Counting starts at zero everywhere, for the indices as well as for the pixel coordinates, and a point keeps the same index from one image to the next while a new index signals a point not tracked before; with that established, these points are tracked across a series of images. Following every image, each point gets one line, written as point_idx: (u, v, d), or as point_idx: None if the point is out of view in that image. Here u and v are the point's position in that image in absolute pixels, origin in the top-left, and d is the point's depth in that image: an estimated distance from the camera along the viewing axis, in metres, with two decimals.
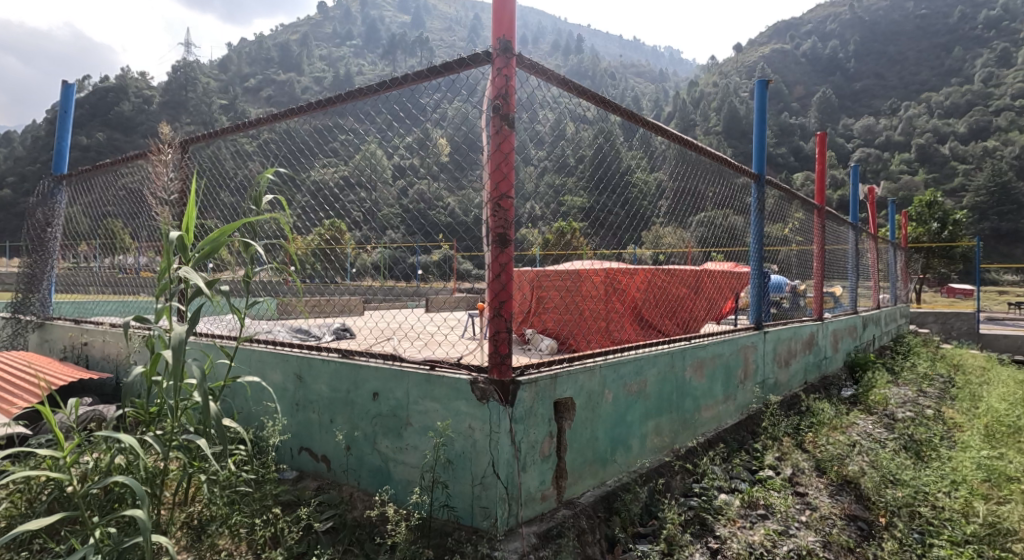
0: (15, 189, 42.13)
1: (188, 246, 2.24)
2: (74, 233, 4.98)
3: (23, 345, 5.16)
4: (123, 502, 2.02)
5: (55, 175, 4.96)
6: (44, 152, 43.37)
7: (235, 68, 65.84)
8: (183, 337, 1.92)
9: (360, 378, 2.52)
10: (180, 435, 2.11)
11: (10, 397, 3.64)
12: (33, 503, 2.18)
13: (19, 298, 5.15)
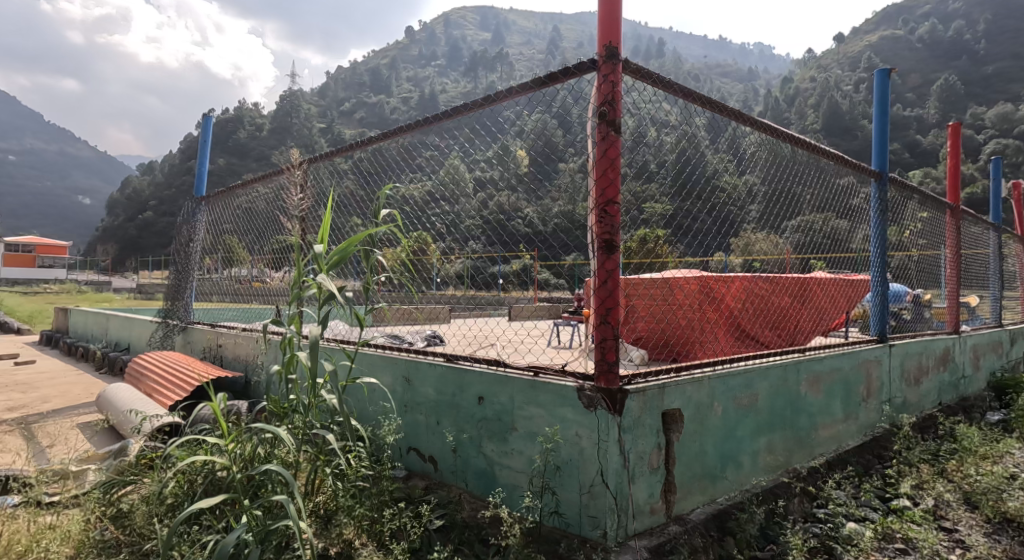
0: (156, 212, 48.22)
1: (316, 257, 2.45)
2: (210, 248, 5.55)
3: (171, 346, 5.86)
4: (266, 488, 2.31)
5: (196, 197, 5.59)
6: (178, 177, 49.15)
7: (334, 95, 71.04)
8: (315, 341, 2.14)
9: (466, 383, 2.60)
10: (311, 431, 2.37)
11: (166, 391, 4.15)
12: (194, 486, 2.54)
13: (168, 305, 5.87)
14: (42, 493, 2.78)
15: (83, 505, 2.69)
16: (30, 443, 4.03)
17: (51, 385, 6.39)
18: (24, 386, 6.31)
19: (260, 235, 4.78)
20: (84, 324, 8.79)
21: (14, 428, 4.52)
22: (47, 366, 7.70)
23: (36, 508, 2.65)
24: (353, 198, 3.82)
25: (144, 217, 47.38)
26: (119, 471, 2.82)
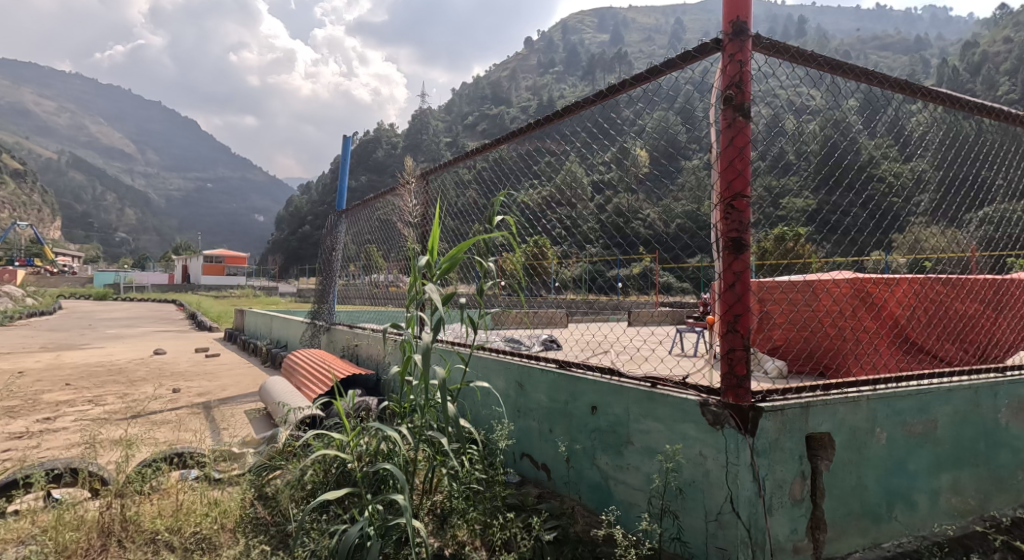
0: (312, 226, 54.00)
1: (427, 264, 2.47)
2: (350, 256, 6.00)
3: (318, 344, 6.49)
4: (386, 484, 2.39)
5: (339, 210, 6.16)
6: (329, 195, 54.72)
7: (460, 111, 74.83)
8: (427, 346, 2.15)
9: (578, 391, 2.48)
10: (426, 431, 2.41)
11: (312, 386, 4.50)
12: (327, 474, 2.72)
13: (317, 307, 6.52)
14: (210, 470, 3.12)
15: (241, 485, 2.99)
16: (206, 425, 4.54)
17: (226, 375, 7.25)
18: (207, 375, 7.22)
19: (392, 245, 5.05)
20: (255, 322, 9.95)
21: (197, 410, 5.14)
22: (225, 359, 8.77)
23: (205, 482, 2.98)
24: (468, 206, 3.86)
25: (302, 232, 53.32)
26: (267, 457, 3.08)
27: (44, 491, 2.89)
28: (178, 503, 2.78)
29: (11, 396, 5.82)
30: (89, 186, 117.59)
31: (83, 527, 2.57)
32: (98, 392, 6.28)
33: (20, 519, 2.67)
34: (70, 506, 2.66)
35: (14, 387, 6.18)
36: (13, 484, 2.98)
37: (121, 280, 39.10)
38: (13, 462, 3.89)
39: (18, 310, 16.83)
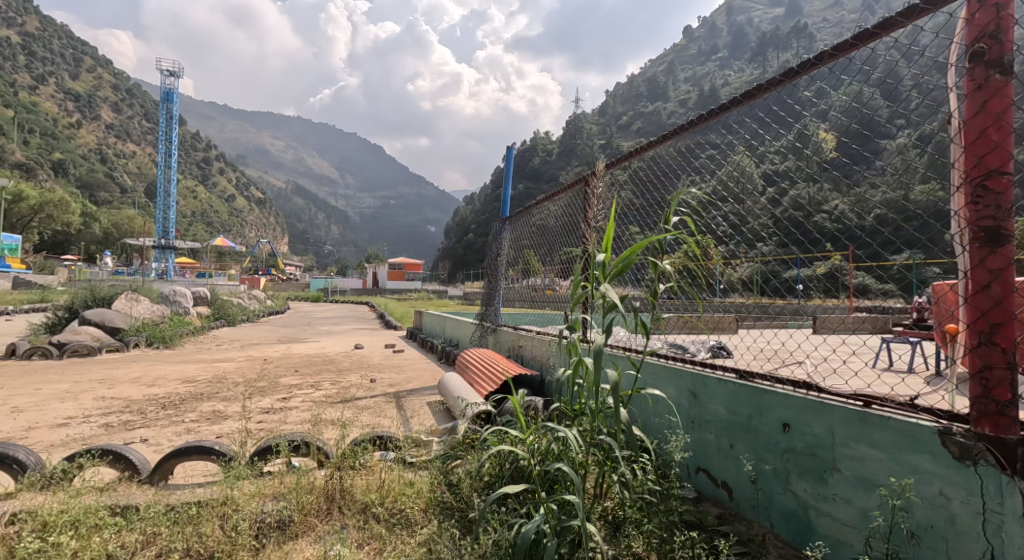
0: (477, 233, 58.04)
1: (601, 265, 2.41)
2: (513, 261, 6.27)
3: (485, 344, 6.75)
4: (559, 485, 2.39)
5: (503, 218, 6.42)
6: (492, 202, 58.43)
7: (614, 111, 74.94)
8: (602, 347, 2.10)
9: (764, 406, 2.26)
10: (598, 435, 2.36)
11: (483, 382, 4.72)
12: (502, 469, 2.82)
13: (483, 310, 6.79)
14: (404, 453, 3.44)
15: (428, 470, 3.22)
16: (397, 413, 5.01)
17: (411, 369, 7.97)
18: (396, 368, 8.02)
19: (550, 248, 5.11)
20: (431, 322, 10.85)
21: (391, 399, 5.70)
22: (408, 354, 9.66)
23: (404, 464, 3.29)
24: (632, 206, 3.74)
25: (469, 239, 57.51)
26: (451, 446, 3.31)
27: (287, 457, 3.45)
28: (380, 480, 3.11)
29: (261, 379, 7.08)
30: (305, 208, 140.23)
31: (315, 492, 2.99)
32: (319, 378, 7.35)
33: (273, 478, 3.22)
34: (304, 473, 3.13)
35: (262, 372, 7.51)
36: (267, 449, 3.60)
37: (327, 285, 45.50)
38: (267, 431, 4.73)
39: (258, 310, 20.57)
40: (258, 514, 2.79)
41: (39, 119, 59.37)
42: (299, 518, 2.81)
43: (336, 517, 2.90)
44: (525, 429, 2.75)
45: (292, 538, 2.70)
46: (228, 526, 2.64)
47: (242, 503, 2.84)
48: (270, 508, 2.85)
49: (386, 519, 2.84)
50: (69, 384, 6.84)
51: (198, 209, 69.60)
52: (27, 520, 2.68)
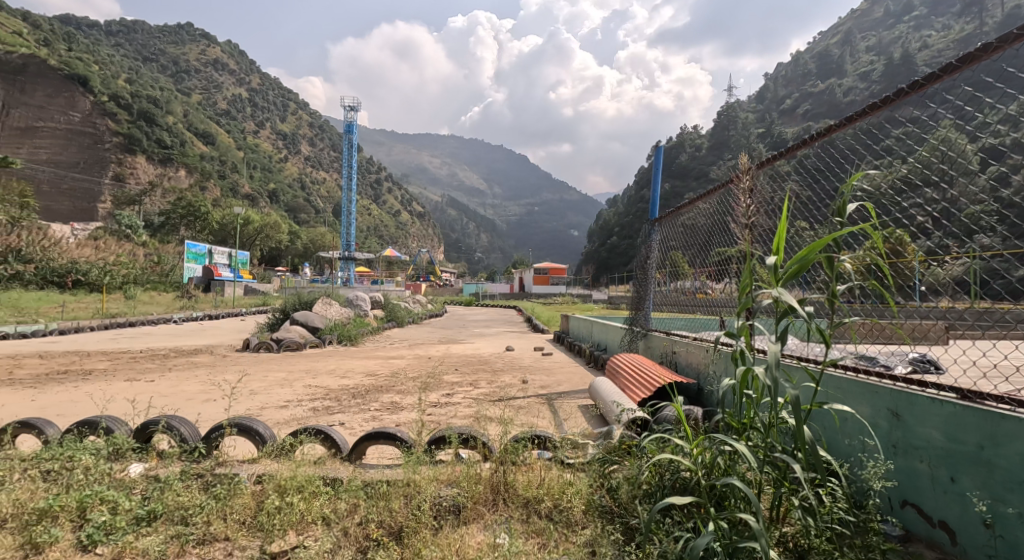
0: (622, 234, 57.70)
1: (773, 268, 2.30)
2: (660, 263, 6.12)
3: (636, 349, 6.59)
4: (730, 501, 2.36)
5: (653, 218, 6.26)
6: (639, 202, 57.58)
7: (773, 94, 69.41)
8: (776, 357, 2.03)
9: (999, 435, 2.12)
10: (772, 453, 2.29)
11: (638, 387, 4.69)
12: (663, 479, 2.79)
13: (633, 314, 6.63)
14: (562, 454, 3.54)
15: (585, 472, 3.29)
16: (551, 412, 5.14)
17: (560, 371, 8.13)
18: (547, 370, 8.24)
19: (701, 249, 4.95)
20: (579, 325, 10.91)
21: (545, 400, 5.82)
22: (558, 357, 9.84)
23: (563, 466, 3.38)
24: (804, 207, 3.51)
25: (613, 241, 57.47)
26: (608, 450, 3.35)
27: (457, 448, 3.75)
28: (541, 478, 3.24)
29: (429, 376, 7.80)
30: (460, 218, 150.42)
31: (482, 483, 3.22)
32: (477, 377, 7.86)
33: (446, 467, 3.51)
34: (472, 464, 3.38)
35: (430, 370, 8.25)
36: (440, 439, 3.93)
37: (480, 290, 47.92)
38: (437, 423, 5.22)
39: (423, 312, 22.45)
40: (435, 497, 3.08)
41: (256, 156, 71.33)
42: (469, 505, 3.03)
43: (502, 508, 3.08)
44: (690, 441, 2.70)
45: (464, 522, 2.95)
46: (412, 505, 2.98)
47: (422, 486, 3.17)
48: (446, 493, 3.12)
49: (547, 515, 2.99)
50: (284, 373, 8.20)
51: (372, 224, 77.83)
52: (266, 480, 3.32)
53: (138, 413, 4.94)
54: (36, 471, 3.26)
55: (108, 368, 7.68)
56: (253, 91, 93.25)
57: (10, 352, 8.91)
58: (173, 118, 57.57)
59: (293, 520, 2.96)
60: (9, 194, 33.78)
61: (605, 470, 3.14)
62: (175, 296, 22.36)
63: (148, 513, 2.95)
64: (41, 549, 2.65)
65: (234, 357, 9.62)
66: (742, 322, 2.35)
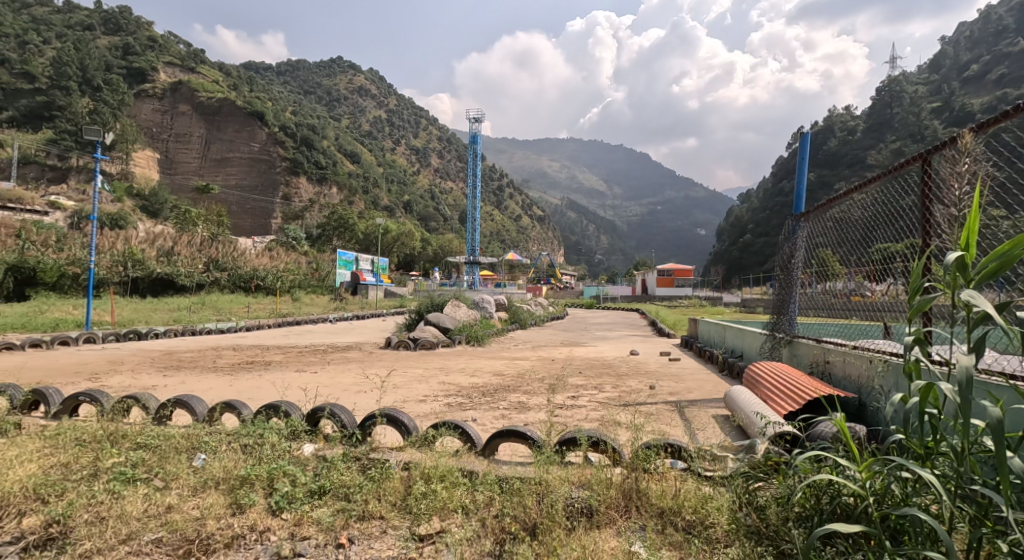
0: (758, 232, 54.08)
1: (958, 268, 2.06)
2: (807, 263, 5.65)
3: (778, 358, 6.08)
4: (908, 534, 2.15)
5: (797, 214, 5.78)
6: (778, 196, 53.48)
7: (947, 65, 60.79)
8: (968, 372, 1.84)
9: None
10: (962, 484, 2.06)
11: (784, 400, 4.39)
12: (819, 502, 2.60)
13: (775, 320, 6.13)
14: (699, 466, 3.40)
15: (725, 486, 3.16)
16: (682, 421, 4.98)
17: (690, 378, 7.81)
18: (674, 377, 7.95)
19: (862, 245, 4.51)
20: (710, 330, 10.30)
21: (676, 408, 5.65)
22: (686, 363, 9.43)
23: (702, 481, 3.24)
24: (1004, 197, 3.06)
25: (746, 240, 54.01)
26: (752, 465, 3.18)
27: (587, 451, 3.77)
28: (677, 488, 3.15)
29: (556, 378, 7.94)
30: (582, 222, 150.21)
31: (613, 488, 3.21)
32: (602, 380, 7.84)
33: (577, 469, 3.56)
34: (604, 468, 3.39)
35: (557, 372, 8.38)
36: (569, 440, 3.96)
37: (600, 292, 47.23)
38: (565, 424, 5.30)
39: (544, 315, 22.60)
40: (568, 498, 3.14)
41: (394, 171, 76.88)
42: (601, 509, 3.04)
43: (635, 515, 3.05)
44: (853, 461, 2.49)
45: (597, 525, 2.97)
46: (544, 503, 3.06)
47: (554, 485, 3.26)
48: (577, 495, 3.18)
49: (685, 529, 2.91)
50: (421, 370, 8.80)
51: (494, 229, 80.73)
52: (413, 467, 3.61)
53: (309, 401, 5.64)
54: (238, 443, 3.88)
55: (281, 361, 8.79)
56: (390, 112, 100.48)
57: (211, 345, 10.56)
58: (326, 141, 64.09)
59: (437, 506, 3.21)
60: (208, 216, 40.61)
61: (749, 488, 2.98)
62: (329, 299, 24.93)
63: (320, 487, 3.38)
64: (243, 508, 3.15)
65: (380, 354, 10.53)
66: (925, 333, 2.12)
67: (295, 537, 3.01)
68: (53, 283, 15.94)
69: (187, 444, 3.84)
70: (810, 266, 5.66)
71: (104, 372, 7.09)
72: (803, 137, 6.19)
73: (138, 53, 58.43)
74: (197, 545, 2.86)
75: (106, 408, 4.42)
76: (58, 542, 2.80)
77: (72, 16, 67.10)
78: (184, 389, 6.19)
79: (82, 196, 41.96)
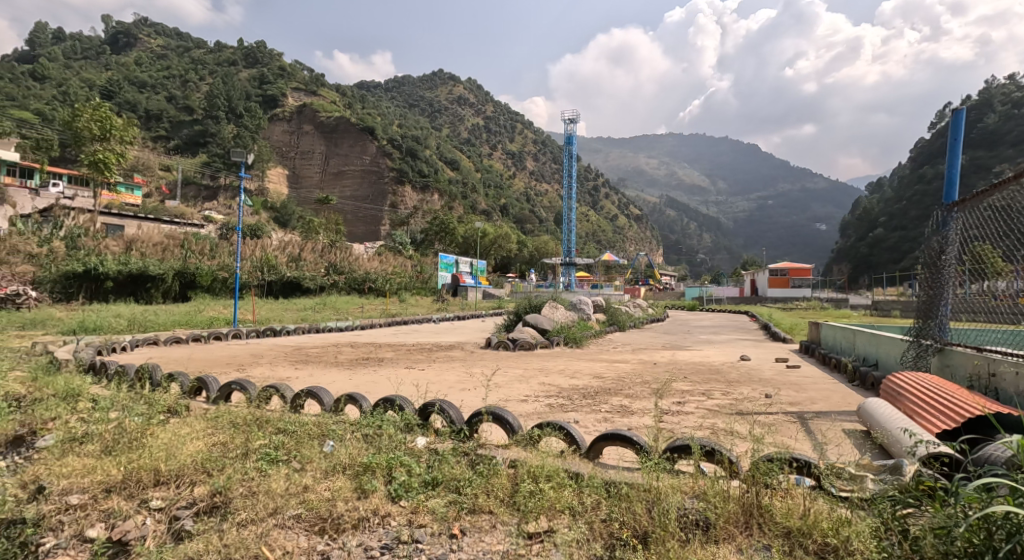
0: (891, 226, 49.19)
1: None
2: (961, 259, 4.98)
3: (926, 367, 5.42)
4: None
5: (948, 203, 5.11)
6: (918, 184, 48.31)
7: None
8: None
9: None
10: None
11: (936, 417, 3.92)
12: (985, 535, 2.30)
13: (919, 325, 5.46)
14: (832, 485, 3.14)
15: (862, 509, 2.89)
16: (807, 435, 4.63)
17: (813, 388, 7.23)
18: (794, 386, 7.37)
19: None
20: (839, 337, 9.33)
21: (799, 420, 5.25)
22: (807, 371, 8.71)
23: (837, 501, 2.98)
24: None
25: (877, 235, 49.29)
26: (898, 489, 2.88)
27: (700, 461, 3.61)
28: (806, 507, 2.93)
29: (661, 383, 7.71)
30: (685, 221, 144.67)
31: (731, 502, 3.04)
32: (709, 386, 7.50)
33: (688, 479, 3.41)
34: (719, 480, 3.23)
35: (662, 377, 8.12)
36: (681, 449, 3.82)
37: (704, 293, 45.20)
38: (672, 431, 5.14)
39: (643, 317, 21.98)
40: (681, 508, 3.04)
41: (492, 175, 78.75)
42: (719, 523, 2.89)
43: (756, 533, 2.87)
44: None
45: (714, 540, 2.83)
46: (656, 512, 2.98)
47: (666, 494, 3.15)
48: (691, 506, 3.06)
49: (817, 553, 2.68)
50: (521, 370, 8.92)
51: (591, 230, 79.93)
52: (519, 465, 3.66)
53: (420, 396, 5.93)
54: (361, 433, 4.17)
55: (392, 358, 9.32)
56: (488, 118, 102.95)
57: (332, 342, 11.44)
58: (429, 150, 67.03)
59: (545, 506, 3.22)
60: (329, 224, 44.05)
61: (898, 515, 2.70)
62: (433, 300, 26.05)
63: (433, 479, 3.54)
64: (367, 493, 3.38)
65: (481, 353, 10.83)
66: None
67: (412, 523, 3.17)
68: (208, 287, 18.09)
69: (318, 432, 4.19)
70: (966, 263, 4.97)
71: (249, 364, 7.95)
72: (955, 115, 5.47)
73: (271, 82, 64.88)
74: (329, 524, 3.11)
75: (253, 396, 4.95)
76: (221, 510, 3.19)
77: (219, 54, 75.98)
78: (312, 381, 6.76)
79: (227, 209, 47.25)
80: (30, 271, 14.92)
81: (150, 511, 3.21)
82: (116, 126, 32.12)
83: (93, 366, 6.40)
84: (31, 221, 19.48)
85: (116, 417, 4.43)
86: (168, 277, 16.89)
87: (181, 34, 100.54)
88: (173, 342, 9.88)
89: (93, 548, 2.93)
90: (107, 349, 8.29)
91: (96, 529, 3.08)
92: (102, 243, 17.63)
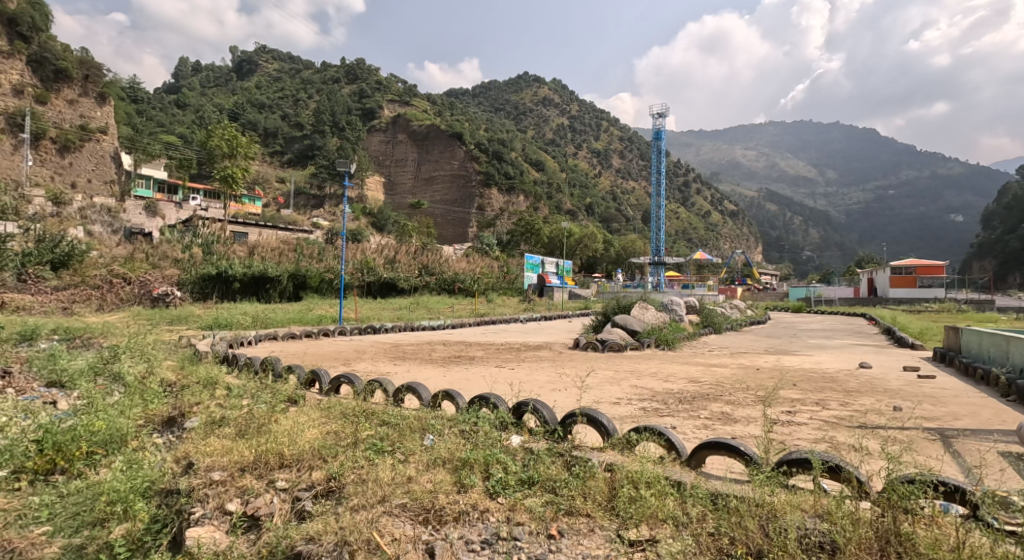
0: None
1: None
2: None
3: None
4: None
5: None
6: None
7: None
8: None
9: None
10: None
11: None
12: None
13: None
14: (993, 516, 2.75)
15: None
16: (954, 457, 4.10)
17: (955, 401, 6.45)
18: (930, 399, 6.60)
19: None
20: (986, 345, 8.23)
21: (940, 438, 4.69)
22: (944, 381, 7.81)
23: (999, 535, 2.62)
24: None
25: None
26: None
27: (819, 476, 3.31)
28: (958, 538, 2.58)
29: (769, 390, 7.22)
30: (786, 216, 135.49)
31: (863, 525, 2.76)
32: (823, 395, 6.93)
33: (808, 495, 3.15)
34: (843, 500, 2.95)
35: (768, 383, 7.63)
36: (795, 463, 3.53)
37: (811, 293, 42.01)
38: (782, 442, 4.79)
39: (741, 319, 20.83)
40: (802, 528, 2.81)
41: (578, 175, 78.33)
42: (848, 548, 2.64)
43: None
44: None
45: None
46: (771, 529, 2.78)
47: (783, 511, 2.93)
48: (814, 526, 2.82)
49: None
50: (612, 372, 8.76)
51: (682, 228, 77.12)
52: (617, 469, 3.56)
53: (514, 395, 5.96)
54: (458, 429, 4.27)
55: (483, 356, 9.49)
56: (574, 118, 102.48)
57: (426, 340, 11.87)
58: (517, 152, 67.94)
59: (646, 512, 3.12)
60: (421, 229, 45.92)
61: None
62: (521, 300, 26.30)
63: (530, 478, 3.54)
64: (467, 488, 3.44)
65: (570, 354, 10.77)
66: None
67: (511, 520, 3.18)
68: (316, 287, 19.64)
69: (419, 425, 4.33)
70: None
71: (353, 358, 8.47)
72: None
73: (370, 95, 68.72)
74: (433, 514, 3.19)
75: (359, 389, 5.24)
76: (337, 494, 3.39)
77: (325, 72, 81.58)
78: (411, 377, 7.02)
79: (333, 215, 50.61)
80: (175, 272, 16.73)
81: (277, 490, 3.47)
82: (241, 143, 35.46)
83: (227, 356, 7.09)
84: (175, 230, 21.91)
85: (247, 403, 4.90)
86: (283, 278, 18.44)
87: (292, 56, 109.05)
88: (289, 337, 10.70)
89: (231, 521, 3.22)
90: (236, 342, 9.18)
91: (233, 503, 3.37)
92: (230, 248, 19.53)
